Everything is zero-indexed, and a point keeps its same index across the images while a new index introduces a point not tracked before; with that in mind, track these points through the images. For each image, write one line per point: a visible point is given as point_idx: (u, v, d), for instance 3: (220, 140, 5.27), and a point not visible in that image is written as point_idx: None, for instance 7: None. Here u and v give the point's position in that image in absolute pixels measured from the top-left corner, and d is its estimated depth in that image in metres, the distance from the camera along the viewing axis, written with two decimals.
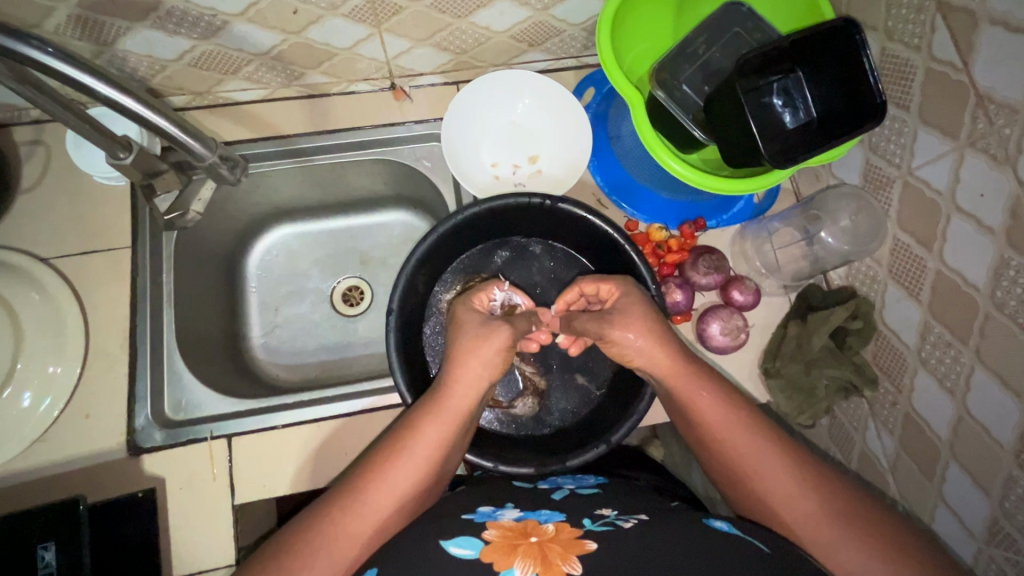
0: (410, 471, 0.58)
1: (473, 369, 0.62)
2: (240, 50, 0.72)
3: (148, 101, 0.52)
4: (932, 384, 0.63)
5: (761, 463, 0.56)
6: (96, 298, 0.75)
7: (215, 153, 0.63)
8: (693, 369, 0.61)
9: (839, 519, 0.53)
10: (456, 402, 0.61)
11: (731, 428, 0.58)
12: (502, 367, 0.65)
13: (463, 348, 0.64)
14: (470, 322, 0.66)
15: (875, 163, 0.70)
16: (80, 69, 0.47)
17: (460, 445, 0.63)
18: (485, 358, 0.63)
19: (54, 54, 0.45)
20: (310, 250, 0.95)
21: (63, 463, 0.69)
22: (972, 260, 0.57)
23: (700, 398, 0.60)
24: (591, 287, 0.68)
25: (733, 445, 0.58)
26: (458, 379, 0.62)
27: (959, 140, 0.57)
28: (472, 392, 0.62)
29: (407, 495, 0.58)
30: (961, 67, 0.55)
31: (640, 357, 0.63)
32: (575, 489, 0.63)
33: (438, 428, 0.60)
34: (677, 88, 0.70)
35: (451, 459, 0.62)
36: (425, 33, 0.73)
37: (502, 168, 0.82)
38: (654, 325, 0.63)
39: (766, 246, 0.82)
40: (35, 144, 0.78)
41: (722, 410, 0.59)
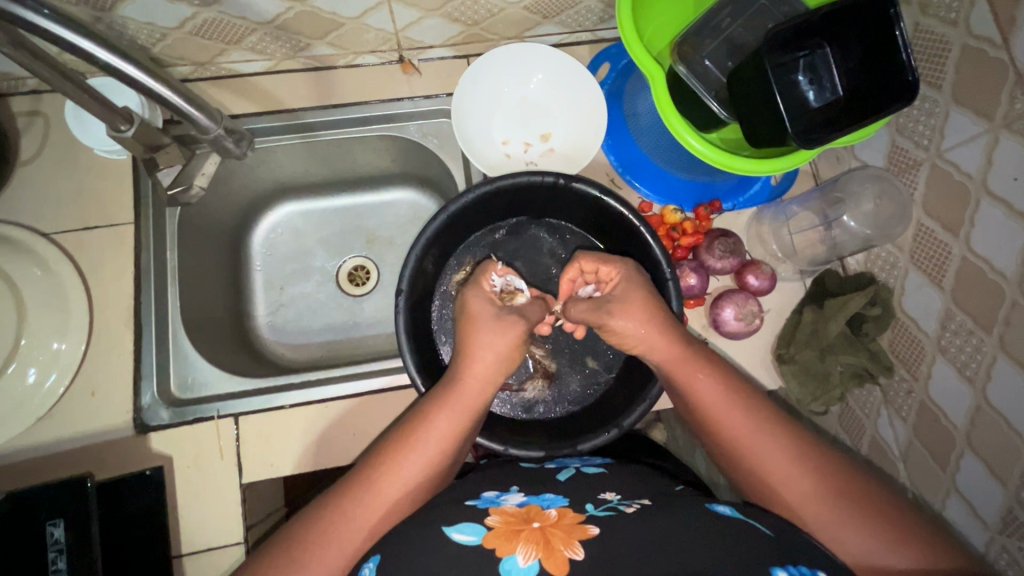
0: (424, 462, 0.58)
1: (487, 363, 0.62)
2: (243, 19, 0.69)
3: (149, 68, 0.50)
4: (951, 373, 0.62)
5: (773, 448, 0.55)
6: (100, 274, 0.73)
7: (221, 125, 0.61)
8: (693, 355, 0.60)
9: (843, 502, 0.52)
10: (471, 396, 0.61)
11: (739, 412, 0.57)
12: (515, 358, 0.65)
13: (477, 341, 0.63)
14: (481, 314, 0.65)
15: (901, 145, 0.68)
16: (79, 33, 0.45)
17: (474, 435, 0.63)
18: (500, 352, 0.63)
19: (49, 16, 0.43)
20: (316, 229, 0.94)
21: (70, 440, 0.69)
22: (1000, 246, 0.55)
23: (700, 384, 0.59)
24: (592, 267, 0.68)
25: (732, 428, 0.57)
26: (472, 373, 0.62)
27: (994, 121, 0.54)
28: (486, 386, 0.62)
29: (420, 485, 0.58)
30: (1000, 43, 0.52)
31: (641, 344, 0.62)
32: (581, 468, 0.62)
33: (453, 420, 0.60)
34: (699, 63, 0.66)
35: (464, 448, 0.62)
36: (436, 3, 0.70)
37: (514, 146, 0.80)
38: (655, 314, 0.62)
39: (783, 230, 0.80)
40: (34, 115, 0.76)
41: (731, 393, 0.58)
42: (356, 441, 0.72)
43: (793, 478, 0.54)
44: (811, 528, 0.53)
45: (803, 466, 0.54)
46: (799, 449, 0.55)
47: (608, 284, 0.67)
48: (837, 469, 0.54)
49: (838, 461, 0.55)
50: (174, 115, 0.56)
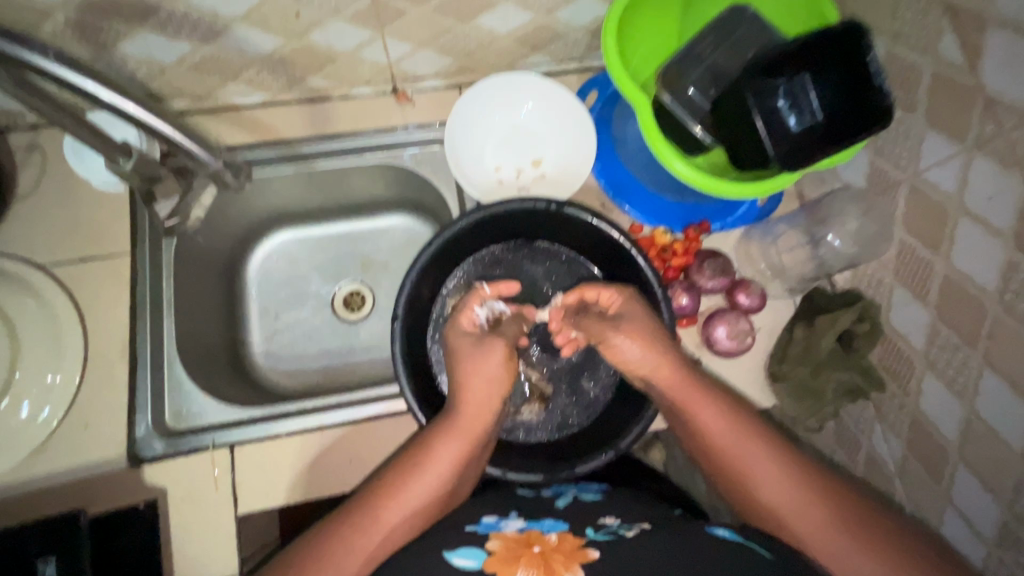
0: (424, 489, 0.58)
1: (479, 387, 0.63)
2: (241, 54, 0.71)
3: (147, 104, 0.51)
4: (941, 388, 0.64)
5: (769, 474, 0.56)
6: (95, 305, 0.73)
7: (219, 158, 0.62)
8: (694, 382, 0.61)
9: (836, 522, 0.53)
10: (470, 421, 0.62)
11: (735, 439, 0.58)
12: (508, 381, 0.66)
13: (465, 368, 0.64)
14: (463, 344, 0.66)
15: (880, 166, 0.70)
16: (84, 74, 0.46)
17: (479, 462, 0.63)
18: (490, 375, 0.64)
19: (56, 59, 0.44)
20: (311, 255, 0.94)
21: (61, 475, 0.67)
22: (980, 263, 0.57)
23: (701, 409, 0.60)
24: (593, 292, 0.69)
25: (733, 454, 0.58)
26: (469, 399, 0.63)
27: (967, 142, 0.57)
28: (484, 410, 0.63)
29: (421, 510, 0.58)
30: (967, 70, 0.55)
31: (643, 367, 0.63)
32: (579, 497, 0.63)
33: (453, 446, 0.60)
34: (683, 90, 0.69)
35: (469, 475, 0.62)
36: (428, 36, 0.73)
37: (506, 172, 0.82)
38: (658, 338, 0.62)
39: (772, 250, 0.81)
40: (32, 149, 0.77)
41: (725, 420, 0.59)
42: (352, 469, 0.72)
43: (786, 504, 0.55)
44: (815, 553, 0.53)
45: (806, 492, 0.55)
46: (783, 468, 0.56)
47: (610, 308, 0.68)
48: (829, 492, 0.55)
49: (830, 479, 0.56)
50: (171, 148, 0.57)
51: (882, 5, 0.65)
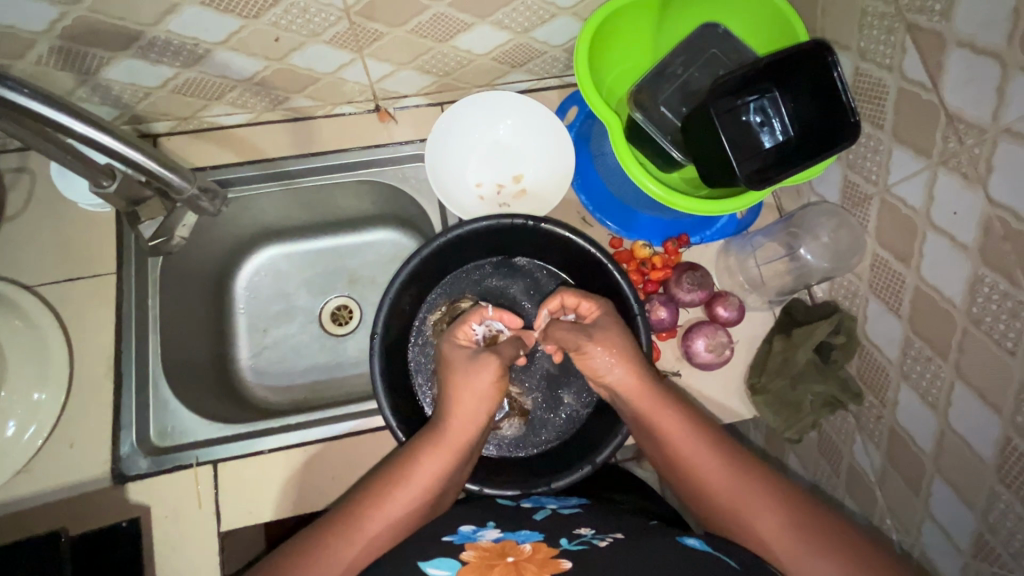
0: (407, 499, 0.59)
1: (469, 402, 0.64)
2: (223, 77, 0.72)
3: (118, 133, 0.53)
4: (916, 400, 0.64)
5: (728, 480, 0.57)
6: (81, 324, 0.74)
7: (194, 184, 0.65)
8: (657, 391, 0.62)
9: (792, 527, 0.54)
10: (457, 434, 0.63)
11: (695, 446, 0.59)
12: (498, 397, 0.66)
13: (457, 381, 0.65)
14: (457, 357, 0.67)
15: (852, 180, 0.71)
16: (57, 108, 0.47)
17: (462, 475, 0.64)
18: (480, 391, 0.64)
19: (30, 95, 0.46)
20: (299, 270, 0.95)
21: (47, 493, 0.68)
22: (948, 276, 0.58)
23: (664, 417, 0.61)
24: (574, 301, 0.69)
25: (693, 462, 0.59)
26: (458, 413, 0.64)
27: (932, 159, 0.58)
28: (472, 424, 0.64)
29: (403, 520, 0.59)
30: (930, 87, 0.56)
31: (610, 375, 0.63)
32: (558, 510, 0.63)
33: (438, 459, 0.61)
34: (655, 109, 0.70)
35: (452, 487, 0.63)
36: (407, 57, 0.74)
37: (487, 188, 0.83)
38: (627, 348, 0.63)
39: (749, 262, 0.82)
40: (20, 171, 0.78)
41: (686, 427, 0.60)
42: (335, 484, 0.72)
43: (744, 509, 0.56)
44: (777, 557, 0.54)
45: (767, 498, 0.56)
46: (740, 475, 0.57)
47: (589, 318, 0.69)
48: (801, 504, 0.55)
49: (788, 486, 0.57)
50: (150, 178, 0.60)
51: (850, 23, 0.66)
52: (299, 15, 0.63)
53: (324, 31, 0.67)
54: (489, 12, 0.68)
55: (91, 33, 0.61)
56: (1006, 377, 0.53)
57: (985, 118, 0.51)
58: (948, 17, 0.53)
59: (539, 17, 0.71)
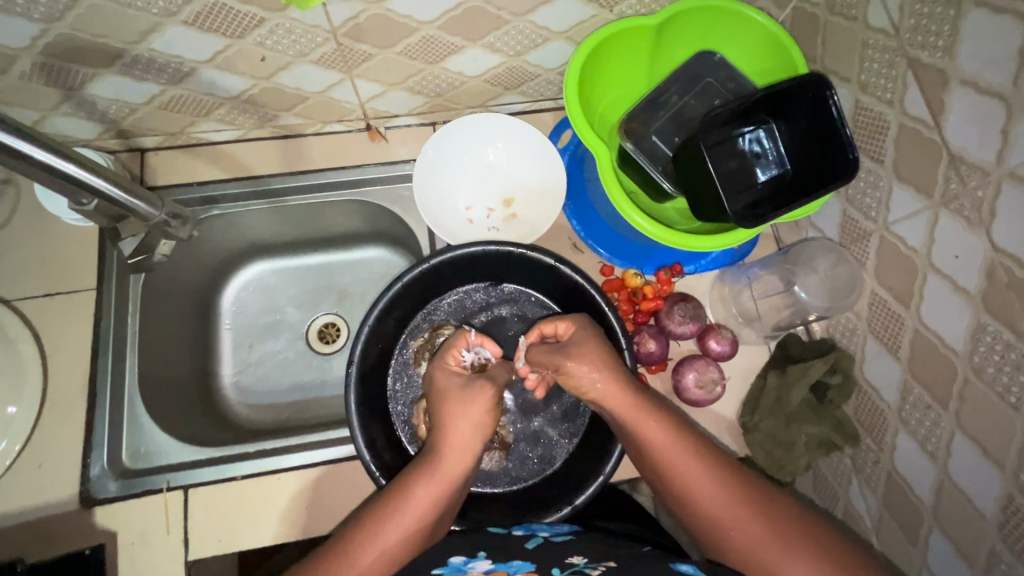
0: (398, 536, 0.56)
1: (463, 432, 0.62)
2: (210, 94, 0.71)
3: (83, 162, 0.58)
4: (914, 447, 0.61)
5: (716, 492, 0.53)
6: (58, 341, 0.73)
7: (162, 210, 0.70)
8: (640, 399, 0.59)
9: (784, 539, 0.50)
10: (452, 465, 0.60)
11: (680, 457, 0.55)
12: (491, 425, 0.64)
13: (452, 409, 0.62)
14: (450, 385, 0.64)
15: (851, 215, 0.68)
16: (15, 135, 0.50)
17: (454, 508, 0.61)
18: (475, 420, 0.62)
19: None
20: (287, 286, 0.93)
21: (15, 514, 0.67)
22: (949, 321, 0.55)
23: (647, 427, 0.57)
24: (549, 326, 0.67)
25: (681, 474, 0.55)
26: (452, 443, 0.61)
27: (933, 199, 0.55)
28: (466, 454, 0.61)
29: (396, 559, 0.56)
30: (932, 125, 0.54)
31: (591, 388, 0.60)
32: (550, 537, 0.60)
33: (432, 490, 0.58)
34: (647, 138, 0.68)
35: (444, 521, 0.60)
36: (397, 77, 0.73)
37: (476, 212, 0.81)
38: (607, 358, 0.61)
39: (744, 295, 0.80)
40: (5, 183, 0.77)
41: (670, 438, 0.56)
42: (308, 513, 0.70)
43: (734, 522, 0.52)
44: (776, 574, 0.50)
45: (759, 512, 0.52)
46: (728, 486, 0.53)
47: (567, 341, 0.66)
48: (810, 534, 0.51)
49: (781, 503, 0.53)
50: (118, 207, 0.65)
51: (850, 55, 0.64)
52: (284, 35, 0.62)
53: (311, 51, 0.66)
54: (480, 35, 0.67)
55: (74, 50, 0.61)
56: (1009, 432, 0.50)
57: (988, 160, 0.49)
58: (950, 53, 0.51)
59: (532, 41, 0.69)
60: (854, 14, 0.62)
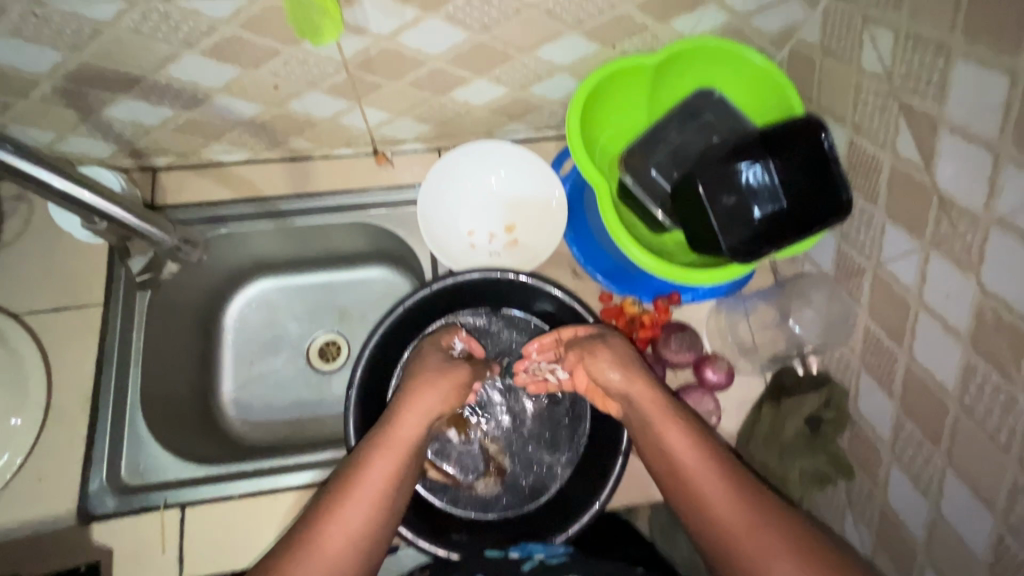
0: (358, 505, 0.56)
1: (419, 400, 0.64)
2: (223, 119, 0.73)
3: (101, 191, 0.61)
4: (907, 483, 0.61)
5: (720, 495, 0.56)
6: (63, 355, 0.74)
7: (173, 235, 0.73)
8: (664, 401, 0.62)
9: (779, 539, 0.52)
10: (406, 432, 0.62)
11: (695, 458, 0.58)
12: (451, 398, 0.66)
13: (411, 382, 0.65)
14: (423, 362, 0.67)
15: (847, 251, 0.70)
16: (38, 165, 0.52)
17: (412, 479, 0.61)
18: (432, 391, 0.65)
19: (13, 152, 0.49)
20: (289, 303, 0.94)
21: (13, 528, 0.67)
22: (940, 360, 0.56)
23: (668, 427, 0.60)
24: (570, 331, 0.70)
25: (693, 474, 0.58)
26: (407, 411, 0.63)
27: (924, 240, 0.57)
28: (420, 422, 0.63)
29: (361, 530, 0.56)
30: (924, 168, 0.55)
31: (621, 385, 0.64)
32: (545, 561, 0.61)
33: (387, 457, 0.59)
34: (645, 173, 0.70)
35: (403, 492, 0.60)
36: (405, 106, 0.75)
37: (479, 237, 0.83)
38: (633, 362, 0.65)
39: (742, 325, 0.80)
40: (19, 199, 0.79)
41: (688, 441, 0.59)
42: None
43: (736, 521, 0.54)
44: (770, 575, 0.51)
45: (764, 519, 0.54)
46: (735, 490, 0.56)
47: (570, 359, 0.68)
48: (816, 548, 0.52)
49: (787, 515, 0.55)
50: (132, 233, 0.68)
51: (845, 97, 0.66)
52: (297, 65, 0.64)
53: (323, 81, 0.68)
54: (487, 68, 0.69)
55: (94, 76, 0.63)
56: (998, 473, 0.50)
57: (976, 205, 0.50)
58: (940, 101, 0.53)
59: (536, 74, 0.72)
60: (848, 58, 0.64)
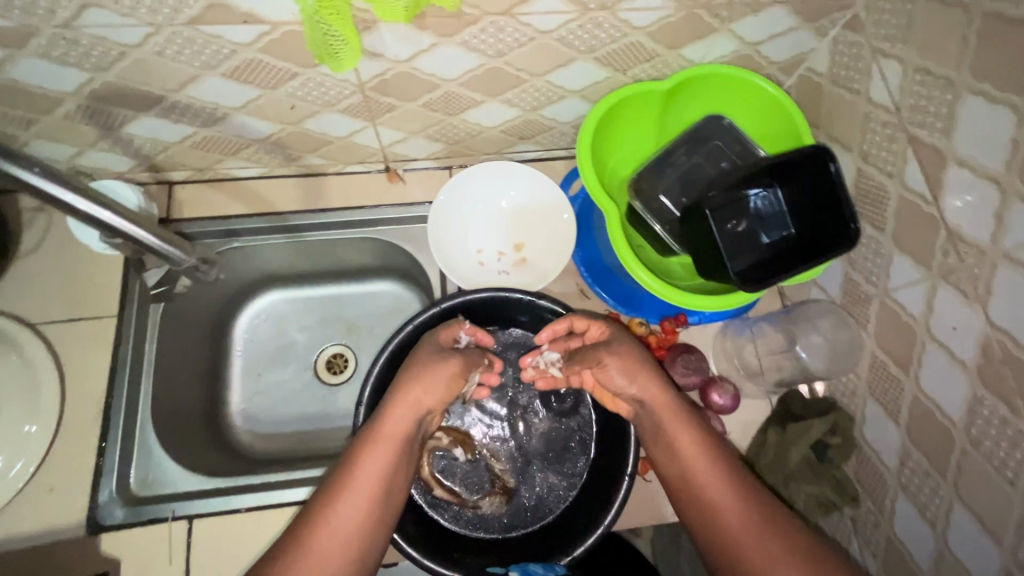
0: (353, 502, 0.57)
1: (408, 393, 0.63)
2: (240, 136, 0.75)
3: (121, 212, 0.61)
4: (913, 512, 0.61)
5: (726, 501, 0.58)
6: (77, 365, 0.75)
7: (191, 256, 0.73)
8: (676, 406, 0.63)
9: (784, 546, 0.54)
10: (395, 426, 0.61)
11: (704, 464, 0.60)
12: (443, 389, 0.65)
13: (402, 374, 0.64)
14: (417, 352, 0.66)
15: (854, 278, 0.70)
16: (61, 186, 0.53)
17: (405, 473, 0.62)
18: (421, 384, 0.63)
19: (40, 174, 0.51)
20: (298, 315, 0.94)
21: (24, 536, 0.68)
22: (946, 391, 0.56)
23: (681, 432, 0.62)
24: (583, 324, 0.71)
25: (701, 479, 0.60)
26: (397, 405, 0.62)
27: (932, 271, 0.57)
28: (409, 415, 0.63)
29: (358, 527, 0.57)
30: (931, 200, 0.56)
31: (632, 387, 0.65)
32: None
33: (378, 452, 0.60)
34: (654, 198, 0.73)
35: (398, 486, 0.61)
36: (418, 126, 0.76)
37: (487, 255, 0.84)
38: (648, 367, 0.66)
39: (748, 349, 0.79)
40: (38, 211, 0.81)
41: (699, 448, 0.61)
42: None
43: (742, 526, 0.56)
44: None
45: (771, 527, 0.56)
46: (742, 498, 0.58)
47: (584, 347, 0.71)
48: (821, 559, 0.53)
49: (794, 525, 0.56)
50: (153, 254, 0.68)
51: (854, 126, 0.66)
52: (314, 88, 0.66)
53: (339, 102, 0.69)
54: (499, 91, 0.70)
55: (117, 95, 0.65)
56: (1004, 507, 0.50)
57: (983, 239, 0.51)
58: (948, 135, 0.53)
59: (548, 98, 0.73)
60: (857, 88, 0.65)
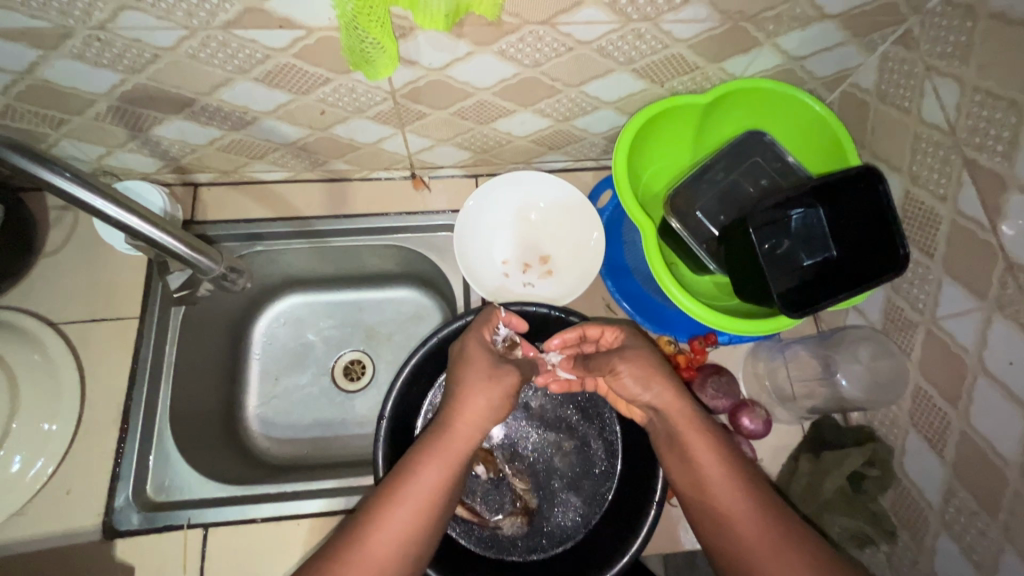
0: (409, 514, 0.55)
1: (475, 407, 0.61)
2: (268, 140, 0.74)
3: (152, 220, 0.59)
4: (957, 553, 0.58)
5: (744, 516, 0.55)
6: (98, 366, 0.75)
7: (221, 265, 0.72)
8: (693, 415, 0.61)
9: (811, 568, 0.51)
10: (459, 440, 0.60)
11: (721, 477, 0.57)
12: (504, 406, 0.64)
13: (467, 384, 0.62)
14: (471, 356, 0.63)
15: (897, 303, 0.67)
16: (93, 194, 0.52)
17: (459, 490, 0.60)
18: (489, 399, 0.62)
19: (71, 179, 0.50)
20: (318, 320, 0.93)
21: (40, 539, 0.68)
22: (999, 429, 0.53)
23: (695, 442, 0.59)
24: (597, 331, 0.68)
25: (716, 492, 0.57)
26: (462, 418, 0.61)
27: (987, 301, 0.54)
28: (473, 431, 0.61)
29: (410, 540, 0.55)
30: (988, 227, 0.53)
31: (647, 394, 0.63)
32: None
33: (439, 465, 0.58)
34: (691, 215, 0.70)
35: (450, 502, 0.59)
36: (447, 134, 0.75)
37: (513, 266, 0.81)
38: (664, 375, 0.63)
39: (781, 373, 0.76)
40: (65, 210, 0.80)
41: (716, 458, 0.58)
42: None
43: (761, 543, 0.54)
44: None
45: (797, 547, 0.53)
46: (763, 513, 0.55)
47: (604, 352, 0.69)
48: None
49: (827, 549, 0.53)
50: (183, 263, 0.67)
51: (902, 146, 0.64)
52: (346, 94, 0.65)
53: (369, 108, 0.68)
54: (532, 101, 0.69)
55: (148, 97, 0.64)
56: None
57: None
58: (1010, 160, 0.51)
59: (581, 108, 0.71)
60: (907, 107, 0.62)
